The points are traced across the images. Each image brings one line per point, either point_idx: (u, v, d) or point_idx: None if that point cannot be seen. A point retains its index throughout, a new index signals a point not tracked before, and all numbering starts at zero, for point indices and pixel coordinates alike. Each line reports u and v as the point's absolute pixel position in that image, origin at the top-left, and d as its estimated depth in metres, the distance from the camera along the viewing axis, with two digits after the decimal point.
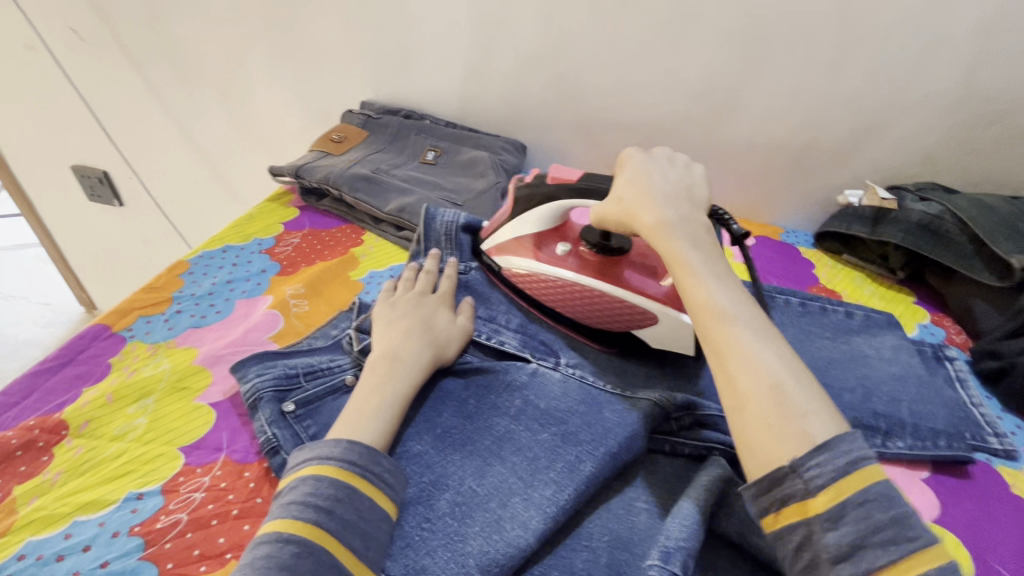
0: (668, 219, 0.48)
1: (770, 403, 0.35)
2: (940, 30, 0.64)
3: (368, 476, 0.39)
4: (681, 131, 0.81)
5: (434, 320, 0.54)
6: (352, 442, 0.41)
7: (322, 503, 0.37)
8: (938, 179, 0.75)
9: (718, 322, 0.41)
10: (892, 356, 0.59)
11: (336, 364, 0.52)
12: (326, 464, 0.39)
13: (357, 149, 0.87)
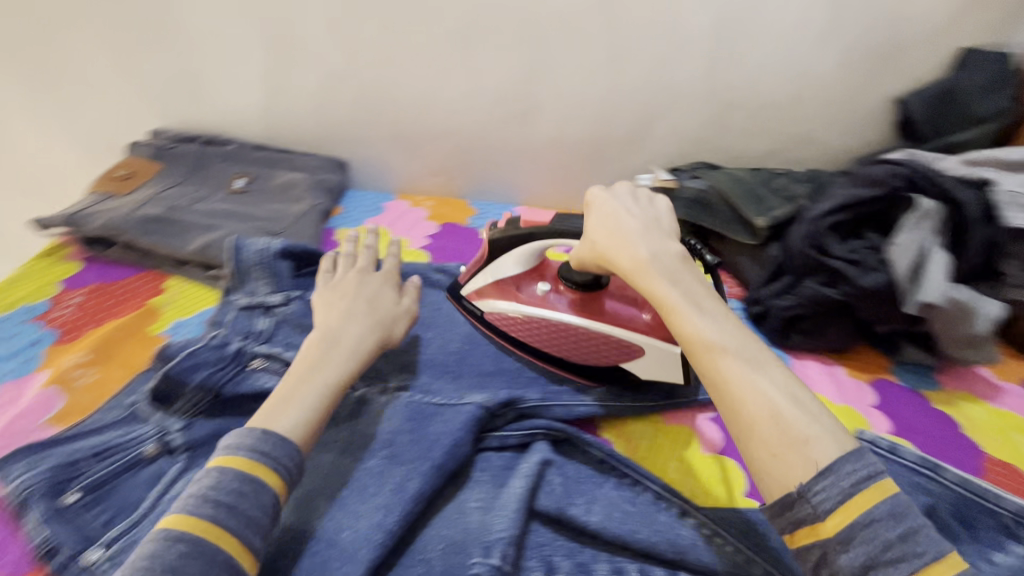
0: (645, 257, 0.47)
1: (777, 436, 0.37)
2: (681, 33, 0.76)
3: (278, 468, 0.40)
4: (493, 135, 0.85)
5: (378, 300, 0.57)
6: (266, 431, 0.41)
7: (223, 497, 0.37)
8: (708, 157, 0.88)
9: (712, 356, 0.42)
10: None
11: (131, 437, 0.46)
12: (235, 457, 0.39)
13: (149, 185, 0.78)
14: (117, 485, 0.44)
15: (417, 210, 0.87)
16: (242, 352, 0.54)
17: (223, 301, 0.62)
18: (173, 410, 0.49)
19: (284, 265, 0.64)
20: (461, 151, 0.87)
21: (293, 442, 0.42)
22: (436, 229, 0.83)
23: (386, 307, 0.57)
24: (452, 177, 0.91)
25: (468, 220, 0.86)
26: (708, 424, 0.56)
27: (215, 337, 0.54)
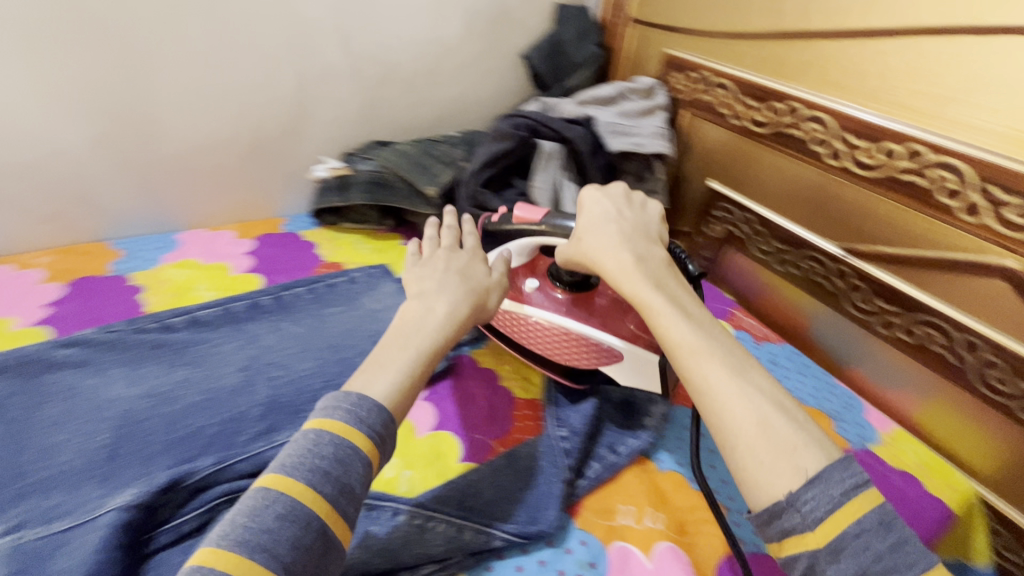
0: (629, 261, 0.47)
1: (764, 442, 0.35)
2: (297, 12, 0.72)
3: (369, 434, 0.38)
4: (112, 156, 0.68)
5: (470, 273, 0.52)
6: (365, 397, 0.39)
7: (323, 461, 0.35)
8: (384, 135, 0.87)
9: (694, 358, 0.40)
10: (390, 301, 0.69)
11: None
12: (332, 420, 0.38)
13: None
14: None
15: (28, 273, 0.66)
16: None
17: None
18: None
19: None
20: (75, 186, 0.68)
21: (388, 411, 0.40)
22: (62, 291, 0.64)
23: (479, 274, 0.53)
24: (78, 221, 0.70)
25: (109, 267, 0.69)
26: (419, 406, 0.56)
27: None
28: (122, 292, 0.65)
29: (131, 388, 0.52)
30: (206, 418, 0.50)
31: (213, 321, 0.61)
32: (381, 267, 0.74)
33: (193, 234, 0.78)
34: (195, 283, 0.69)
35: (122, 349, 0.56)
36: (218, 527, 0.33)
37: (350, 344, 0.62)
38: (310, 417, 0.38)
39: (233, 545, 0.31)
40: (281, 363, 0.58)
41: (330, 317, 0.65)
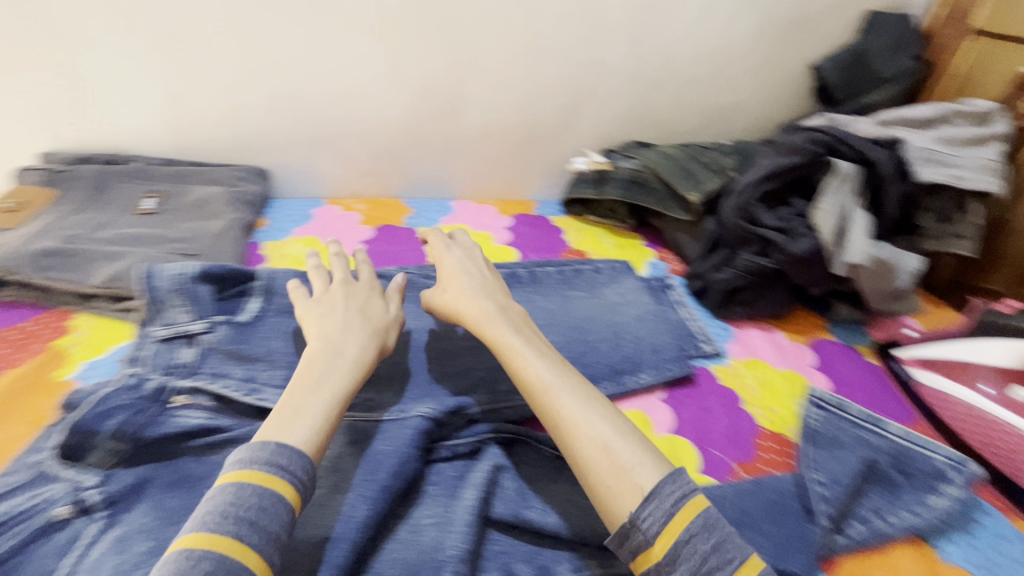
0: (490, 310, 0.52)
1: (604, 463, 0.41)
2: (599, 16, 0.75)
3: (292, 481, 0.37)
4: (419, 130, 0.82)
5: (370, 311, 0.52)
6: (282, 445, 0.38)
7: (244, 514, 0.34)
8: (644, 136, 0.88)
9: (548, 397, 0.45)
10: (633, 298, 0.70)
11: (44, 500, 0.42)
12: (247, 470, 0.36)
13: (44, 216, 0.70)
14: (25, 558, 0.40)
15: (350, 215, 0.83)
16: (164, 389, 0.51)
17: (140, 334, 0.55)
18: (88, 464, 0.45)
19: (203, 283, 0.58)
20: (388, 149, 0.84)
21: (310, 456, 0.39)
22: (372, 233, 0.79)
23: (375, 306, 0.53)
24: (385, 177, 0.87)
25: (404, 220, 0.83)
26: (658, 406, 0.58)
27: (130, 376, 0.51)
28: (411, 241, 0.77)
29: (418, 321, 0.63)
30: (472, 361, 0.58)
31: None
32: (625, 263, 0.76)
33: (462, 204, 0.88)
34: None
35: (410, 289, 0.67)
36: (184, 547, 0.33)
37: (594, 330, 0.65)
38: (226, 471, 0.37)
39: (220, 532, 0.33)
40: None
41: (575, 301, 0.69)
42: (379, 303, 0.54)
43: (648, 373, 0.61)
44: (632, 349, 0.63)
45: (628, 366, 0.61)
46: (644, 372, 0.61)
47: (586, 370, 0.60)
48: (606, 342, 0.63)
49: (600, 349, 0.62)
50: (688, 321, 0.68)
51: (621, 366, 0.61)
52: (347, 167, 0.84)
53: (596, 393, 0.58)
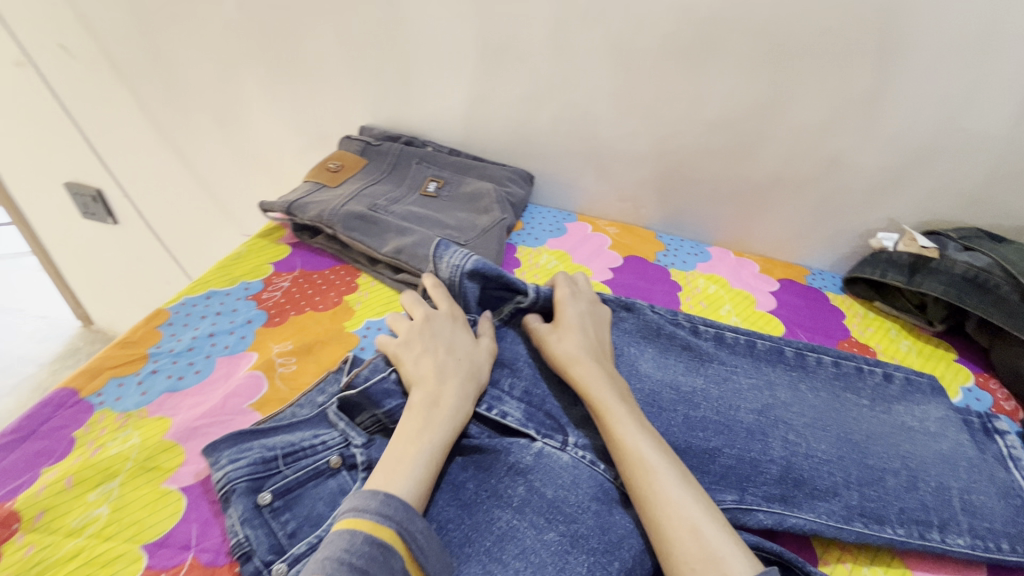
0: (602, 373, 0.50)
1: (694, 549, 0.37)
2: (985, 72, 0.60)
3: (399, 531, 0.37)
4: (700, 166, 0.76)
5: (457, 346, 0.52)
6: (388, 494, 0.38)
7: (356, 561, 0.34)
8: (985, 224, 0.70)
9: (643, 473, 0.42)
10: (939, 429, 0.54)
11: (319, 443, 0.47)
12: (362, 517, 0.37)
13: (353, 181, 0.80)
14: (302, 493, 0.44)
15: (601, 236, 0.80)
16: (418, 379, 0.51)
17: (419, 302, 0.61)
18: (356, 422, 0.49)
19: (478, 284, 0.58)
20: (658, 179, 0.79)
21: (410, 505, 0.39)
22: (621, 261, 0.75)
23: (460, 340, 0.53)
24: (641, 206, 0.83)
25: (656, 255, 0.77)
26: None
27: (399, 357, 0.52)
28: (661, 280, 0.72)
29: (659, 371, 0.56)
30: (721, 442, 0.50)
31: (737, 348, 0.59)
32: (931, 379, 0.59)
33: (720, 253, 0.80)
34: (721, 301, 0.69)
35: (663, 337, 0.59)
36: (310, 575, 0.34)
37: (881, 452, 0.51)
38: (340, 515, 0.37)
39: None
40: (799, 432, 0.52)
41: (859, 408, 0.55)
42: (464, 335, 0.53)
43: (961, 538, 0.46)
44: (937, 497, 0.48)
45: (933, 520, 0.47)
46: (952, 534, 0.47)
47: (872, 504, 0.47)
48: (896, 475, 0.49)
49: (888, 482, 0.49)
50: None
51: (923, 514, 0.47)
52: (610, 188, 0.82)
53: (880, 536, 0.46)
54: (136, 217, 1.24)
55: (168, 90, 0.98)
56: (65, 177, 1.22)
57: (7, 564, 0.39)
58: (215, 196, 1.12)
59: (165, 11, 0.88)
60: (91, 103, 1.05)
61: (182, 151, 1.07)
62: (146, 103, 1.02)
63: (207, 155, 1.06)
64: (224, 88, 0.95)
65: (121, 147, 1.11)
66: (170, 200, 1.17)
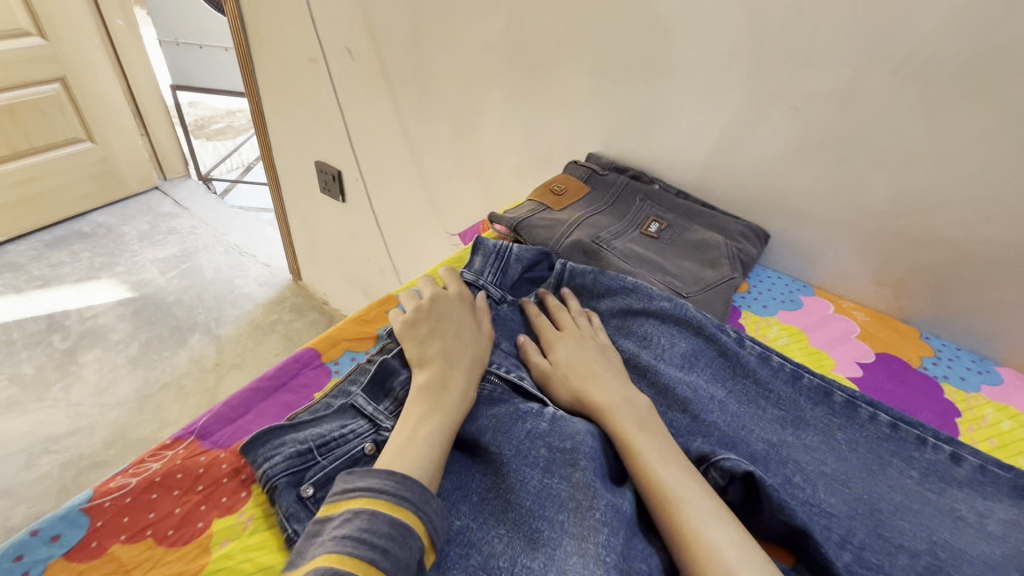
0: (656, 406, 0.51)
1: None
2: None
3: (418, 514, 0.39)
4: (1011, 264, 0.61)
5: (461, 327, 0.56)
6: (405, 476, 0.41)
7: (377, 541, 0.37)
8: None
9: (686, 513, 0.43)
10: (998, 533, 0.46)
11: (348, 433, 0.47)
12: (381, 498, 0.39)
13: (576, 207, 0.77)
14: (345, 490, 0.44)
15: (846, 321, 0.68)
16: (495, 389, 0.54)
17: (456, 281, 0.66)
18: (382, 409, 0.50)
19: (517, 269, 0.65)
20: (939, 270, 0.65)
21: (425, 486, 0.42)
22: (872, 357, 0.62)
23: (467, 327, 0.57)
24: (904, 296, 0.69)
25: (921, 360, 0.63)
26: None
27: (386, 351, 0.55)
28: (929, 395, 0.58)
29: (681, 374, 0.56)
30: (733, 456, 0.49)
31: (780, 376, 0.57)
32: (1017, 478, 0.49)
33: (1017, 378, 0.62)
34: (1019, 445, 0.53)
35: (730, 359, 0.57)
36: (332, 547, 0.36)
37: (906, 530, 0.46)
38: (359, 491, 0.40)
39: (363, 557, 0.36)
40: (810, 479, 0.48)
41: (995, 525, 0.47)
42: (470, 322, 0.57)
43: None
44: None
45: None
46: None
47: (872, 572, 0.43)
48: (915, 558, 0.44)
49: (897, 560, 0.44)
50: None
51: None
52: (866, 268, 0.70)
53: None
54: (361, 200, 1.41)
55: (420, 95, 1.09)
56: (319, 156, 1.44)
57: (253, 505, 0.43)
58: (431, 194, 1.22)
59: (439, 28, 0.97)
60: (356, 100, 1.22)
61: (415, 150, 1.18)
62: (398, 105, 1.15)
63: (434, 156, 1.15)
64: (468, 99, 1.02)
65: (368, 138, 1.26)
66: (393, 191, 1.30)
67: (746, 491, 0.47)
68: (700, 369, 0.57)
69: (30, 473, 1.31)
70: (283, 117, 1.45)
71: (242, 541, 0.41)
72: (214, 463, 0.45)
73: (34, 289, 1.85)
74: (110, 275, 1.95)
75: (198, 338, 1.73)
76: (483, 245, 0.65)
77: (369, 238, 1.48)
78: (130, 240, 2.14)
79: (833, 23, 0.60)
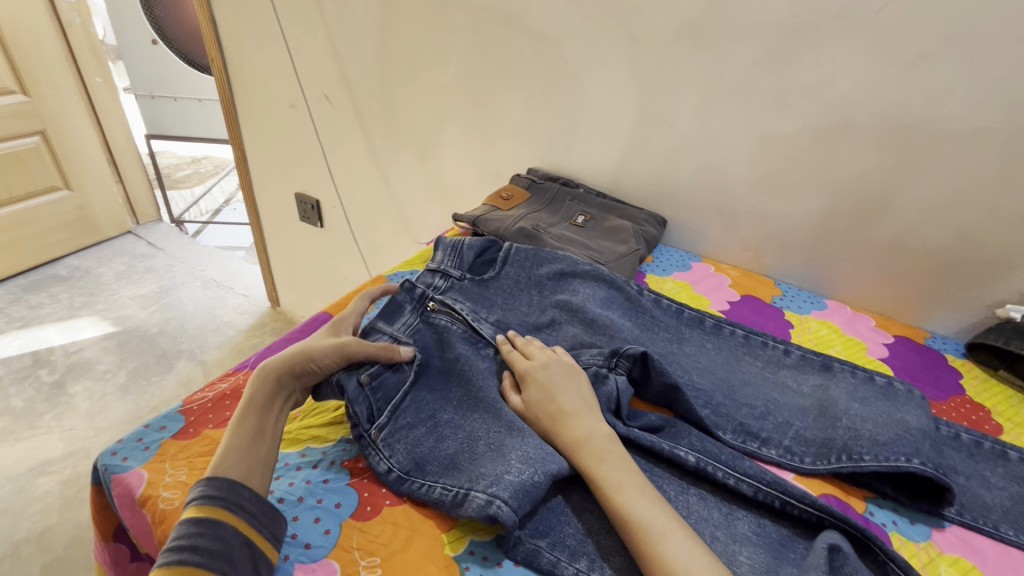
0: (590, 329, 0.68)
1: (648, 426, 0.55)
2: None
3: (223, 507, 0.44)
4: (824, 224, 0.86)
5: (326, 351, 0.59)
6: (212, 479, 0.46)
7: (185, 544, 0.42)
8: None
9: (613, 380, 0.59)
10: (811, 391, 0.68)
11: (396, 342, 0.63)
12: (188, 510, 0.44)
13: (521, 207, 1.00)
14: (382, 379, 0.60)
15: (722, 275, 0.92)
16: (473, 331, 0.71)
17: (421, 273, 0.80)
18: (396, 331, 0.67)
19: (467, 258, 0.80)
20: (781, 233, 0.90)
21: (234, 479, 0.46)
22: (738, 297, 0.86)
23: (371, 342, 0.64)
24: (763, 256, 0.94)
25: (772, 297, 0.87)
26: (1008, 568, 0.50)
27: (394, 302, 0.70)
28: (775, 317, 0.82)
29: (601, 309, 0.76)
30: None
31: (669, 311, 0.79)
32: (825, 358, 0.72)
33: (838, 305, 0.87)
34: (831, 342, 0.77)
35: (633, 302, 0.79)
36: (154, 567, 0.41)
37: (750, 394, 0.67)
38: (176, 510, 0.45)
39: (174, 564, 0.41)
40: (687, 368, 0.70)
41: (808, 387, 0.68)
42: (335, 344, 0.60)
43: (780, 447, 0.60)
44: (778, 427, 0.62)
45: (790, 438, 0.61)
46: (772, 446, 0.61)
47: (720, 415, 0.64)
48: (753, 408, 0.65)
49: (742, 409, 0.65)
50: (892, 422, 0.59)
51: (755, 430, 0.62)
52: (734, 237, 0.95)
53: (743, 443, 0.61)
54: (339, 223, 1.60)
55: (389, 131, 1.31)
56: (298, 188, 1.63)
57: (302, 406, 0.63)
58: (401, 212, 1.42)
59: (403, 75, 1.21)
60: (333, 136, 1.43)
61: (386, 176, 1.39)
62: (370, 139, 1.36)
63: (403, 180, 1.37)
64: (430, 132, 1.25)
65: (344, 169, 1.47)
66: (368, 213, 1.50)
67: (644, 368, 0.66)
68: (614, 307, 0.78)
69: (30, 492, 1.38)
70: (265, 155, 1.64)
71: (297, 423, 0.61)
72: None
73: (16, 329, 1.92)
74: (92, 313, 2.03)
75: (185, 363, 1.84)
76: (442, 242, 0.80)
77: (346, 258, 1.66)
78: (108, 280, 2.23)
79: (685, 67, 0.86)
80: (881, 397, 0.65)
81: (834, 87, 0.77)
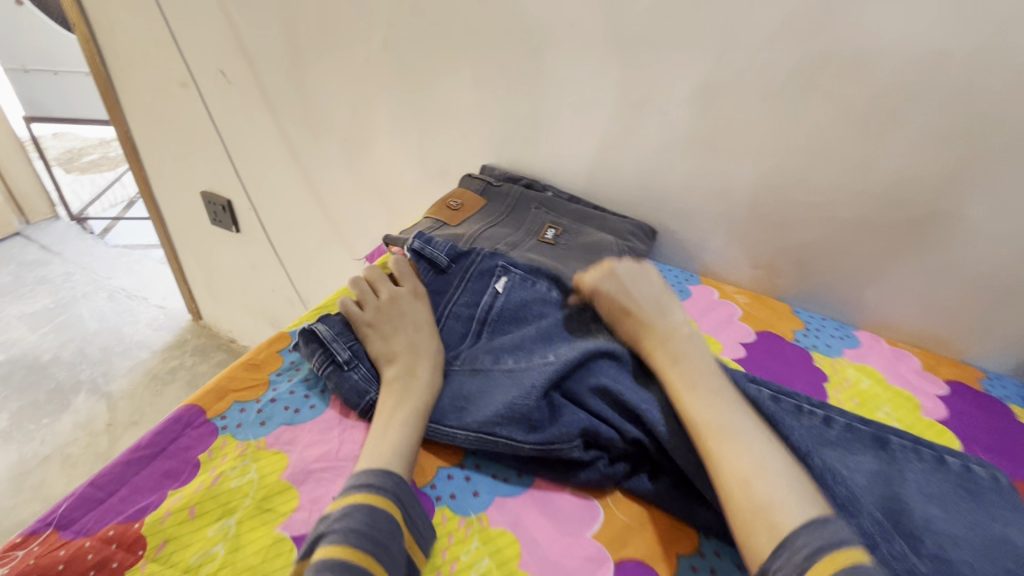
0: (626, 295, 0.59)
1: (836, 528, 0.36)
2: None
3: (390, 498, 0.41)
4: (856, 238, 0.68)
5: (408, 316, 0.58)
6: (370, 466, 0.43)
7: (354, 526, 0.38)
8: None
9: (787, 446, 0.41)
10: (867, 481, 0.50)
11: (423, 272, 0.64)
12: (355, 490, 0.41)
13: (473, 221, 0.77)
14: (443, 281, 0.63)
15: (729, 304, 0.73)
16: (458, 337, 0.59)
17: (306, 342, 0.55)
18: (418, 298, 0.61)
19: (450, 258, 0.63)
20: (801, 250, 0.73)
21: (392, 470, 0.43)
22: (753, 337, 0.68)
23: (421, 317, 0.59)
24: (776, 275, 0.76)
25: (793, 334, 0.69)
26: None
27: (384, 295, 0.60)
28: (804, 366, 0.64)
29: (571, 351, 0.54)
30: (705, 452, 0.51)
31: None
32: (877, 430, 0.54)
33: (871, 338, 0.70)
34: (878, 401, 0.60)
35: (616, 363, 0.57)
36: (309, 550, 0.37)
37: None
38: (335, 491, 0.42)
39: (341, 548, 0.36)
40: None
41: (863, 475, 0.50)
42: (428, 314, 0.60)
43: None
44: None
45: None
46: None
47: None
48: None
49: None
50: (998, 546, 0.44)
51: None
52: (742, 253, 0.76)
53: None
54: (259, 229, 1.32)
55: (305, 117, 1.05)
56: (204, 186, 1.34)
57: None
58: (331, 217, 1.17)
59: (314, 47, 0.94)
60: (237, 124, 1.15)
61: (308, 174, 1.13)
62: (282, 127, 1.09)
63: (329, 178, 1.11)
64: (356, 120, 0.99)
65: (256, 165, 1.19)
66: (290, 218, 1.24)
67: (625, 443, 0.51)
68: None
69: None
70: (157, 147, 1.34)
71: None
72: (76, 556, 0.40)
73: None
74: None
75: (84, 399, 1.55)
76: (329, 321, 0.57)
77: (271, 269, 1.40)
78: None
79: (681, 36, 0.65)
80: (964, 496, 0.49)
81: (883, 62, 0.57)
